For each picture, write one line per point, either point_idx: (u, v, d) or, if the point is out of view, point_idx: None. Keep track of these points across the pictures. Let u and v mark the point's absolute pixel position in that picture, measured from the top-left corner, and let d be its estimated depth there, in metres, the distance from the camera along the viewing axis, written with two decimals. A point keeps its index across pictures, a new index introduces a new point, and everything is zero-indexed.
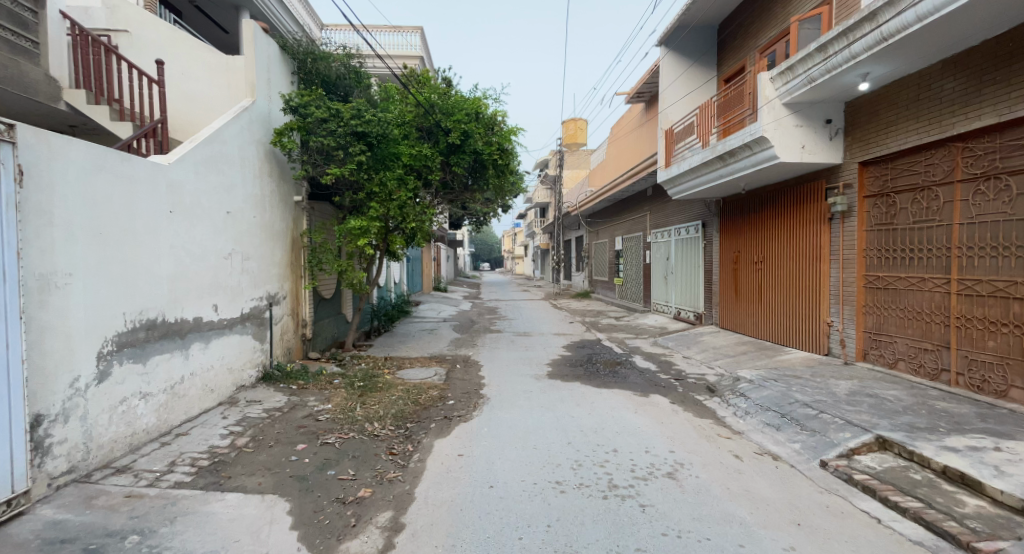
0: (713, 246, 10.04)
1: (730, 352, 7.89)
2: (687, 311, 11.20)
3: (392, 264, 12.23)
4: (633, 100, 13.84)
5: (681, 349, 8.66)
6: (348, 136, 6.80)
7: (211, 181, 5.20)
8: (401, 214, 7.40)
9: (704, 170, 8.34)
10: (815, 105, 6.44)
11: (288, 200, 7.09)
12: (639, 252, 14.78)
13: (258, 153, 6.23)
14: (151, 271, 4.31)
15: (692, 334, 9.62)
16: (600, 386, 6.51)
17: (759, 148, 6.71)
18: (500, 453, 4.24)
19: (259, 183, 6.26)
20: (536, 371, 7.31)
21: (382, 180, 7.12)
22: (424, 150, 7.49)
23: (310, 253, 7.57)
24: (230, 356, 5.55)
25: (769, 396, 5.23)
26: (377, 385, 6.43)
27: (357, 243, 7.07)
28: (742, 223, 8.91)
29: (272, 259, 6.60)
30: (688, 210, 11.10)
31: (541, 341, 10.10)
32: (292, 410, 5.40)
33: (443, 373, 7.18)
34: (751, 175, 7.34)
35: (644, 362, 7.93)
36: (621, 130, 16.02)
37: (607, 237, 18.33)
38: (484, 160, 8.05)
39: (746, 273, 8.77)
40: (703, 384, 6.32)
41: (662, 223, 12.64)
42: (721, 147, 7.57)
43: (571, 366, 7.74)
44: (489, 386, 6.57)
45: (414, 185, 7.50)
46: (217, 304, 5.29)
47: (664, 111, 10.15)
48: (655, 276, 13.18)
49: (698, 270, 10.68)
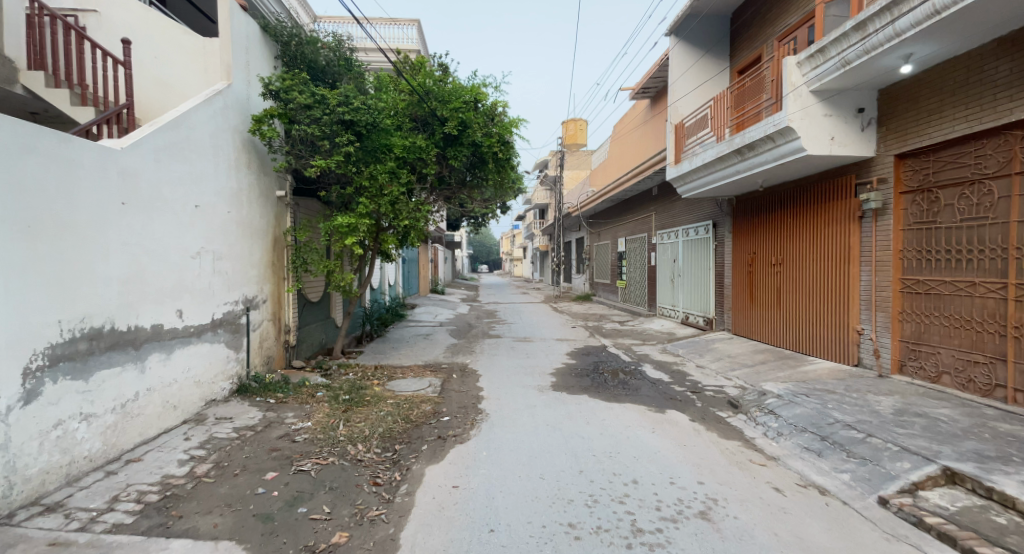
0: (725, 247, 9.49)
1: (748, 362, 7.30)
2: (696, 316, 10.62)
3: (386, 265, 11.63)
4: (638, 95, 13.25)
5: (693, 358, 8.07)
6: (335, 124, 6.24)
7: (174, 170, 4.60)
8: (394, 212, 6.80)
9: (718, 166, 7.78)
10: (846, 92, 5.89)
11: (269, 195, 6.49)
12: (643, 254, 14.19)
13: (234, 142, 5.64)
14: (97, 272, 3.71)
15: (704, 341, 9.04)
16: (610, 399, 5.90)
17: (783, 139, 6.14)
18: (503, 485, 3.65)
19: (235, 175, 5.66)
20: (539, 382, 6.70)
21: (372, 174, 6.56)
22: (419, 141, 6.88)
23: (294, 252, 6.97)
24: (197, 368, 4.94)
25: (804, 415, 4.65)
26: (364, 398, 5.82)
27: (344, 242, 6.51)
28: (757, 223, 8.38)
29: (250, 259, 6.01)
30: (697, 209, 10.53)
31: (542, 348, 9.49)
32: (266, 429, 4.79)
33: (437, 384, 6.57)
34: (772, 170, 6.78)
35: (655, 372, 7.33)
36: (625, 128, 15.43)
37: (610, 238, 17.73)
38: (484, 153, 7.45)
39: (761, 276, 8.23)
40: (724, 398, 5.72)
41: (669, 223, 12.06)
42: (739, 140, 7.00)
43: (577, 376, 7.14)
44: (488, 399, 5.96)
45: (408, 179, 6.90)
46: (182, 309, 4.69)
47: (673, 104, 9.58)
48: (661, 279, 12.59)
49: (708, 272, 10.11)
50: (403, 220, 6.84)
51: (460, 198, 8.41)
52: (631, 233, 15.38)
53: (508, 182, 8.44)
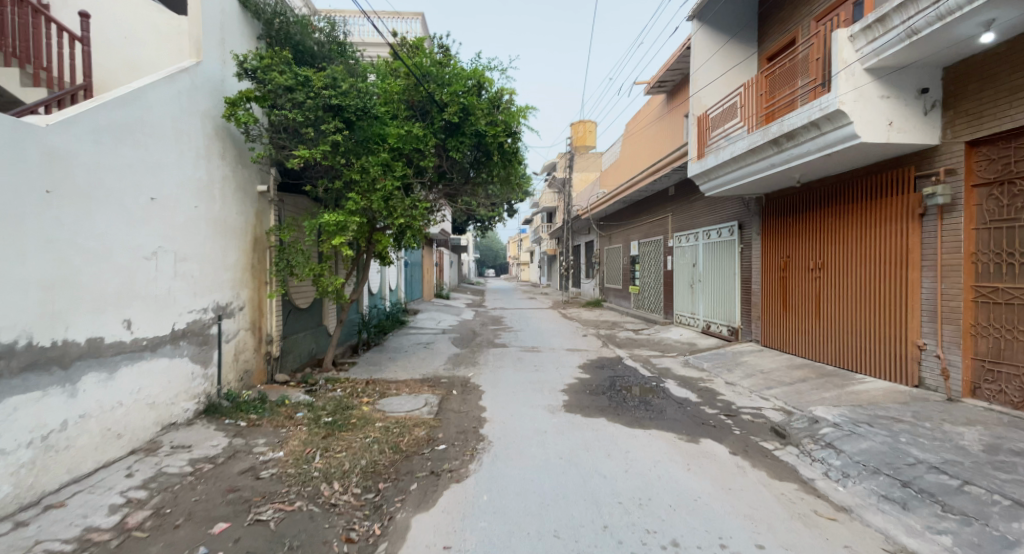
0: (753, 250, 8.67)
1: (786, 380, 6.47)
2: (719, 325, 9.78)
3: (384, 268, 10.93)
4: (653, 90, 12.51)
5: (721, 373, 7.25)
6: (320, 109, 5.54)
7: (122, 156, 3.92)
8: (387, 209, 6.02)
9: (749, 159, 7.01)
10: (906, 70, 5.12)
11: (249, 189, 5.79)
12: (659, 258, 13.36)
13: (204, 128, 4.95)
14: (10, 274, 3.02)
15: (731, 354, 8.21)
16: (632, 424, 5.11)
17: (830, 126, 5.38)
18: (507, 545, 2.90)
19: (205, 165, 4.97)
20: (551, 402, 5.91)
21: (363, 166, 5.86)
22: (416, 129, 6.14)
23: (278, 254, 6.26)
24: (152, 388, 4.24)
25: (873, 452, 3.86)
26: (350, 421, 5.07)
27: (331, 243, 5.78)
28: (791, 222, 7.57)
29: (223, 261, 5.31)
30: (720, 210, 9.73)
31: (552, 359, 8.70)
32: (229, 461, 4.06)
33: (435, 402, 5.79)
34: (815, 162, 5.98)
35: (680, 389, 6.53)
36: (638, 126, 14.65)
37: (622, 242, 16.92)
38: (488, 144, 6.68)
39: (796, 282, 7.43)
40: (766, 425, 4.91)
41: (689, 225, 11.25)
42: (775, 130, 6.23)
43: (592, 394, 6.34)
44: (491, 423, 5.19)
45: (404, 173, 6.17)
46: (132, 319, 4.00)
47: (695, 94, 8.79)
48: (679, 284, 11.76)
49: (733, 278, 9.29)
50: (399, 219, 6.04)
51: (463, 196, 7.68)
52: (645, 236, 14.56)
53: (515, 179, 7.67)
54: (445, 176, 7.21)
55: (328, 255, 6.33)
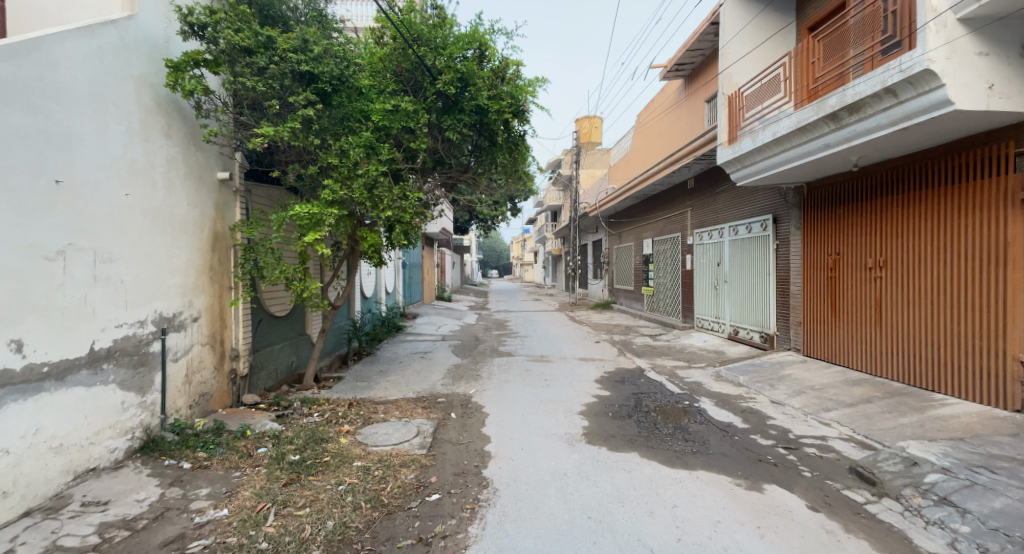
0: (792, 246, 7.67)
1: (847, 400, 5.46)
2: (751, 331, 8.79)
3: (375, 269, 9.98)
4: (670, 74, 11.51)
5: (763, 390, 6.26)
6: (287, 78, 4.59)
7: (8, 125, 2.97)
8: (371, 200, 5.04)
9: (797, 140, 6.00)
10: (1008, 21, 4.18)
11: (206, 177, 4.82)
12: (677, 256, 12.32)
13: (139, 97, 3.99)
14: None
15: (769, 366, 7.19)
16: (673, 461, 4.12)
17: (911, 93, 4.43)
18: None
19: (141, 144, 4.00)
20: (569, 429, 4.90)
21: (343, 147, 4.92)
22: (406, 103, 5.17)
23: (243, 253, 5.26)
24: (59, 427, 3.28)
25: (1014, 517, 2.88)
26: (321, 459, 4.08)
27: (306, 240, 4.82)
28: (842, 213, 6.57)
29: (172, 263, 4.36)
30: (751, 202, 8.72)
31: (565, 371, 7.69)
32: (154, 524, 3.09)
33: (429, 430, 4.82)
34: (886, 139, 4.98)
35: (719, 411, 5.53)
36: (652, 116, 13.66)
37: (634, 240, 15.88)
38: (492, 122, 5.69)
39: (848, 281, 6.45)
40: (844, 465, 3.91)
41: (712, 220, 10.26)
42: (834, 103, 5.26)
43: (616, 417, 5.34)
44: (498, 459, 4.21)
45: (391, 156, 5.18)
46: (24, 340, 3.05)
47: (726, 70, 7.75)
48: (701, 285, 10.75)
49: (767, 278, 8.30)
50: (387, 212, 5.06)
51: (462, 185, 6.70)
52: (660, 233, 13.54)
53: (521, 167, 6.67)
54: (441, 162, 6.23)
55: (305, 254, 5.38)
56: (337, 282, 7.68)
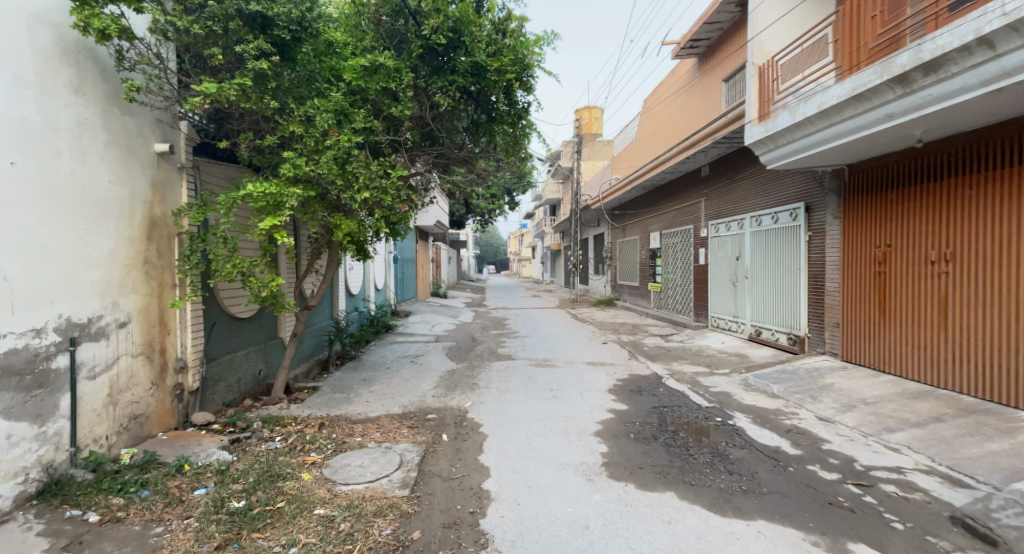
0: (829, 238, 6.80)
1: (912, 419, 4.61)
2: (777, 332, 7.94)
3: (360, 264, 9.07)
4: (683, 52, 10.63)
5: (805, 404, 5.40)
6: (234, 20, 3.64)
7: None
8: (343, 180, 4.13)
9: (852, 110, 5.11)
10: None
11: (138, 148, 3.88)
12: (688, 250, 11.45)
13: (30, 35, 3.06)
14: None
15: (805, 373, 6.34)
16: (723, 506, 3.26)
17: (1015, 42, 3.59)
18: None
19: (37, 99, 3.08)
20: (586, 458, 4.03)
21: (308, 113, 4.02)
22: (386, 59, 4.25)
23: (189, 243, 4.31)
24: None
25: None
26: (273, 507, 3.15)
27: (264, 227, 3.91)
28: (895, 199, 5.72)
29: (89, 254, 3.44)
30: (778, 189, 7.84)
31: (572, 379, 6.82)
32: None
33: (415, 460, 3.94)
34: (973, 102, 4.10)
35: (760, 431, 4.68)
36: (658, 100, 12.78)
37: (640, 233, 14.99)
38: (491, 85, 4.78)
39: (903, 278, 5.60)
40: (953, 525, 3.05)
41: (730, 210, 9.38)
42: (906, 61, 4.40)
43: (639, 440, 4.48)
44: (500, 503, 3.33)
45: (369, 124, 4.27)
46: None
47: (758, 37, 6.83)
48: (716, 281, 9.89)
49: (796, 273, 7.44)
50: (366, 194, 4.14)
51: (456, 164, 5.79)
52: (668, 225, 12.66)
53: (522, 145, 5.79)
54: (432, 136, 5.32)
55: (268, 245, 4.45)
56: (308, 277, 6.73)
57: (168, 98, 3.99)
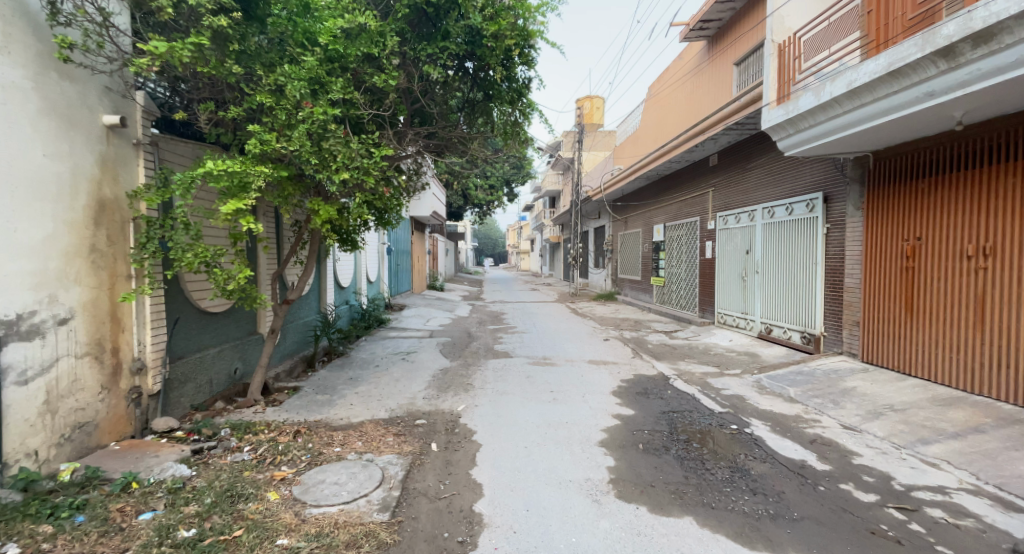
0: (850, 231, 6.34)
1: (949, 429, 4.18)
2: (790, 330, 7.50)
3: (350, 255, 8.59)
4: (692, 35, 10.11)
5: (827, 410, 4.97)
6: None
7: None
8: (318, 159, 3.66)
9: (885, 88, 4.63)
10: None
11: (81, 120, 3.40)
12: (694, 243, 10.98)
13: None
14: None
15: (823, 375, 5.90)
16: (748, 535, 2.82)
17: None
18: None
19: None
20: (591, 474, 3.59)
21: (278, 81, 3.53)
22: (369, 19, 3.76)
23: (145, 229, 3.82)
24: None
25: None
26: (227, 536, 2.69)
27: (226, 210, 3.44)
28: (927, 188, 5.26)
29: (17, 240, 2.98)
30: (794, 178, 7.36)
31: (574, 379, 6.37)
32: None
33: (398, 476, 3.49)
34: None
35: (780, 441, 4.25)
36: (664, 86, 12.25)
37: (643, 225, 14.50)
38: (488, 53, 4.30)
39: (934, 274, 5.16)
40: None
41: (740, 201, 8.91)
42: (951, 32, 3.89)
43: (649, 451, 4.05)
44: (493, 530, 2.88)
45: (349, 94, 3.78)
46: None
47: (779, 11, 6.31)
48: (725, 276, 9.44)
49: (813, 268, 6.99)
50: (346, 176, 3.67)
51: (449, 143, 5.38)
52: (673, 217, 12.18)
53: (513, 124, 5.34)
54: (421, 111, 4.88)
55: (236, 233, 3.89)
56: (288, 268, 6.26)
57: (112, 59, 3.51)
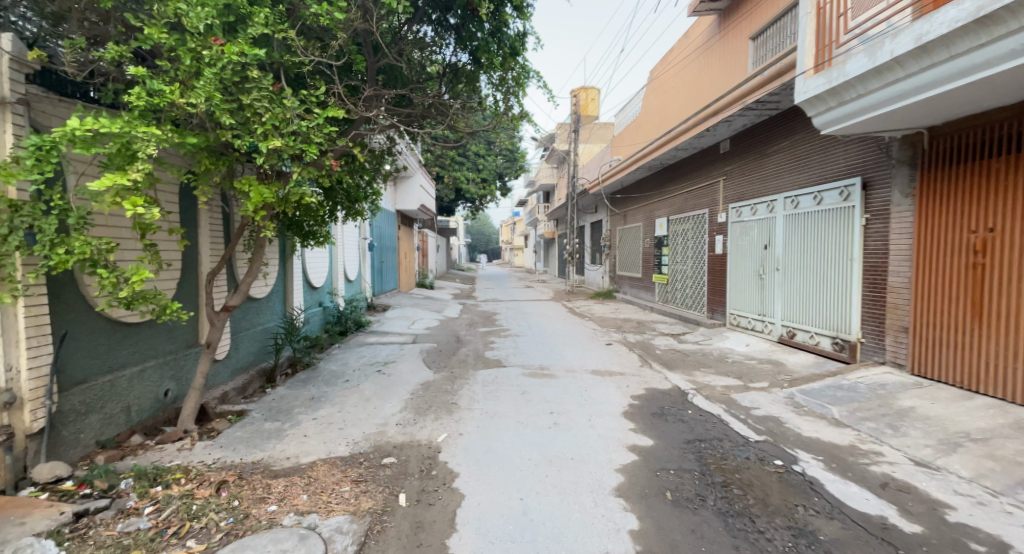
0: (895, 221, 5.46)
1: None
2: (817, 336, 6.63)
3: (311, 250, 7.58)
4: (702, 8, 9.17)
5: (885, 439, 4.10)
6: None
7: None
8: (240, 120, 2.75)
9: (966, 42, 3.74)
10: None
11: None
12: (702, 238, 10.09)
13: None
14: None
15: (869, 391, 5.02)
16: None
17: None
18: None
19: None
20: (609, 545, 2.68)
21: (176, 10, 2.55)
22: None
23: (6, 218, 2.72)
24: None
25: None
26: None
27: (109, 188, 2.52)
28: (1002, 170, 4.39)
29: None
30: (825, 162, 6.46)
31: (576, 394, 5.45)
32: None
33: None
34: None
35: (841, 486, 3.36)
36: (668, 68, 11.33)
37: (644, 219, 13.60)
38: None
39: (1008, 272, 4.33)
40: None
41: (757, 190, 8.02)
42: None
43: (681, 504, 3.13)
44: None
45: (278, 30, 2.83)
46: None
47: None
48: (738, 273, 8.56)
49: (847, 266, 6.11)
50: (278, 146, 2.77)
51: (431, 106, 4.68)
52: (678, 210, 11.29)
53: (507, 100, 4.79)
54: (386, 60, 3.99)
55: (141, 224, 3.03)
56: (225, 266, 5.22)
57: None
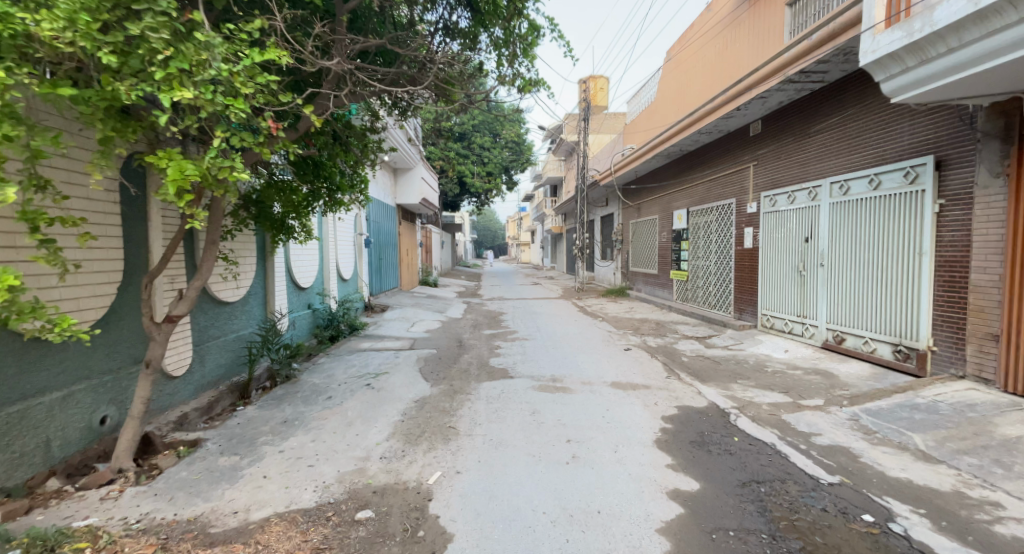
0: (980, 208, 4.57)
1: None
2: (872, 342, 5.73)
3: (289, 245, 6.78)
4: None
5: (997, 481, 3.23)
6: None
7: None
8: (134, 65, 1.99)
9: None
10: None
11: None
12: (727, 230, 9.19)
13: None
14: None
15: (954, 413, 4.14)
16: None
17: None
18: None
19: None
20: None
21: None
22: None
23: None
24: None
25: None
26: None
27: None
28: None
29: None
30: (888, 142, 5.55)
31: (597, 413, 4.63)
32: None
33: None
34: None
35: None
36: (687, 47, 10.38)
37: (660, 211, 12.69)
38: None
39: None
40: None
41: (796, 176, 7.11)
42: None
43: None
44: None
45: None
46: None
47: None
48: (772, 269, 7.67)
49: (913, 262, 5.21)
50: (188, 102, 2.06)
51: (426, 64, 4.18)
52: (699, 201, 10.39)
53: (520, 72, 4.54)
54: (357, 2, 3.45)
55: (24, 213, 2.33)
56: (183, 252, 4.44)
57: None
